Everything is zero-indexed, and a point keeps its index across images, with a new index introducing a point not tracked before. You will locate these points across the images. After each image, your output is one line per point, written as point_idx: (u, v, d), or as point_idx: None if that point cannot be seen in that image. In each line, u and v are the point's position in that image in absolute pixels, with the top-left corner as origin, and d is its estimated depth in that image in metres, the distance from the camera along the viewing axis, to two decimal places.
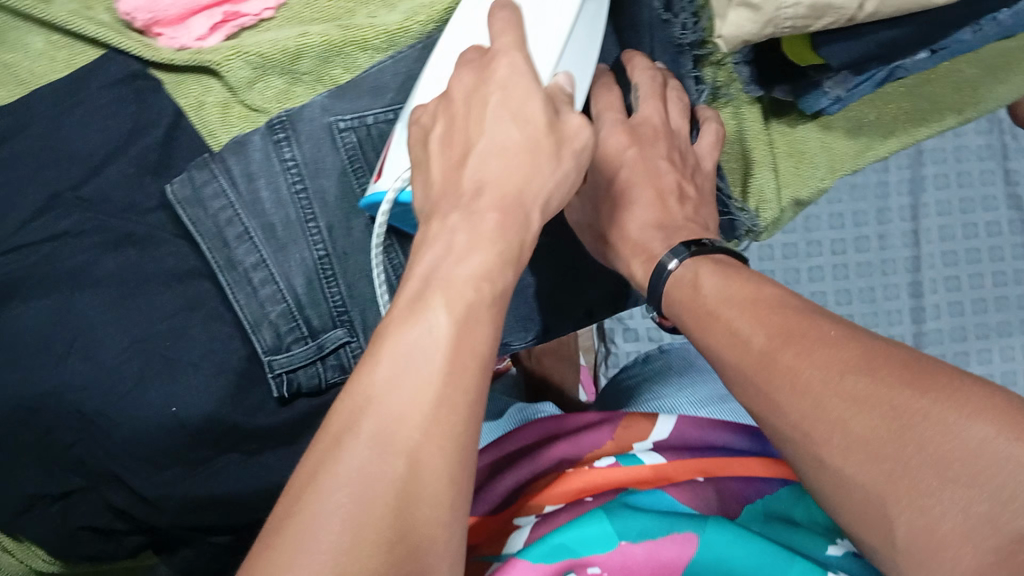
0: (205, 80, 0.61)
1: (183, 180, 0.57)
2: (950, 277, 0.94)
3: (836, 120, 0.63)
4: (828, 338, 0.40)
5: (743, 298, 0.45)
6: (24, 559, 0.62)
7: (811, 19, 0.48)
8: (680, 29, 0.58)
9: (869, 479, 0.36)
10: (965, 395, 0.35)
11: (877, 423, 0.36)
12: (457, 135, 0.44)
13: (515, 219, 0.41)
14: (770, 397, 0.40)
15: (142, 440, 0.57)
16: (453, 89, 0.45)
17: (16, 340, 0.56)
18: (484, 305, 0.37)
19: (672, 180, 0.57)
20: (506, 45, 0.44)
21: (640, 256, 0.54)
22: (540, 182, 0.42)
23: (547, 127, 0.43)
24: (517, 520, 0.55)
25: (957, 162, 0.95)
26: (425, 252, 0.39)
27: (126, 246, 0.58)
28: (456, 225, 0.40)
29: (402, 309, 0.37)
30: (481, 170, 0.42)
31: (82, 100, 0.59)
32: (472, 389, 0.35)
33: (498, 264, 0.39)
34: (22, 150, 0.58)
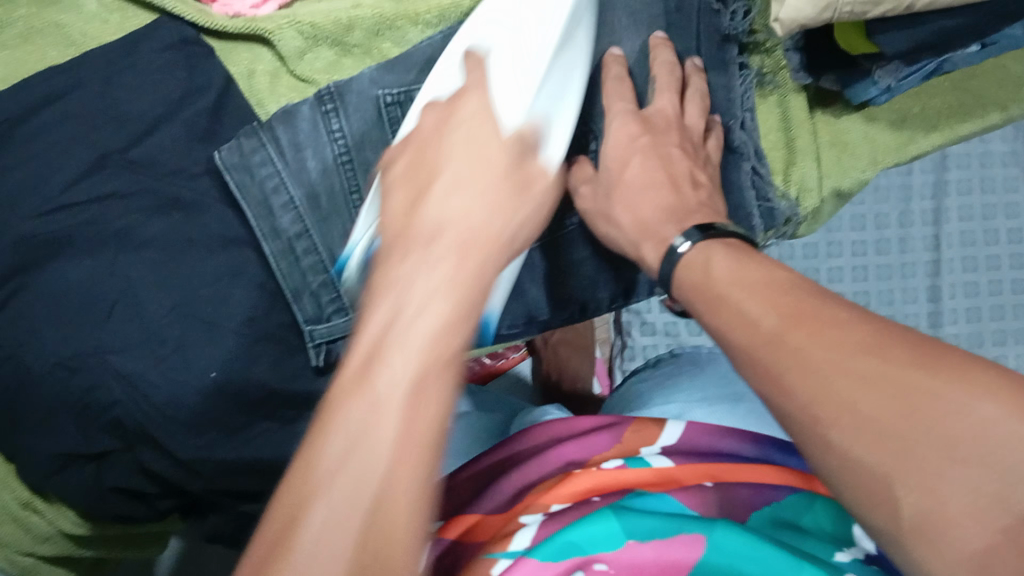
0: (256, 49, 0.62)
1: (232, 146, 0.57)
2: (971, 283, 0.94)
3: (881, 111, 0.64)
4: (837, 319, 0.35)
5: (755, 281, 0.40)
6: (53, 520, 0.62)
7: (871, 5, 0.49)
8: (729, 18, 0.59)
9: (879, 462, 0.31)
10: (978, 373, 0.30)
11: (889, 404, 0.31)
12: (421, 167, 0.42)
13: (471, 264, 0.38)
14: (779, 380, 0.35)
15: (180, 403, 0.57)
16: (421, 126, 0.46)
17: (62, 298, 0.56)
18: (481, 245, 0.38)
19: (683, 167, 0.53)
20: (476, 80, 0.47)
21: (650, 240, 0.50)
22: (495, 227, 0.40)
23: (512, 164, 0.43)
24: (522, 519, 0.53)
25: (982, 168, 0.94)
26: (428, 185, 0.41)
27: (172, 210, 0.59)
28: (456, 155, 0.42)
29: (397, 256, 0.37)
30: (438, 212, 0.39)
31: (135, 62, 0.59)
32: (427, 456, 0.31)
33: (451, 322, 0.35)
34: (73, 110, 0.58)
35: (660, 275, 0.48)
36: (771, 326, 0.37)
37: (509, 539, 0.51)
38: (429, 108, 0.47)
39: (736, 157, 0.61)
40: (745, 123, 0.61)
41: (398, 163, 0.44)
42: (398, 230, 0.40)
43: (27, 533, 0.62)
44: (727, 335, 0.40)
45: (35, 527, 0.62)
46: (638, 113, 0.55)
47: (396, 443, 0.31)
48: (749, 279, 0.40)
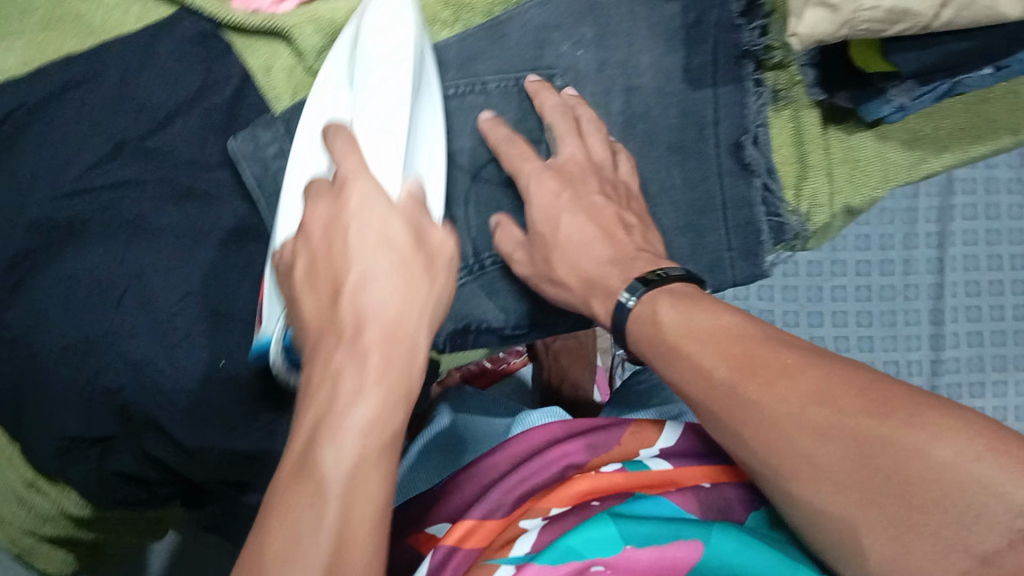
0: (274, 44, 0.62)
1: (245, 135, 0.58)
2: (972, 307, 0.95)
3: (893, 131, 0.64)
4: (786, 368, 0.41)
5: (704, 330, 0.45)
6: (57, 500, 0.63)
7: (888, 24, 0.49)
8: (749, 37, 0.60)
9: (837, 508, 0.38)
10: (923, 419, 0.37)
11: (842, 455, 0.38)
12: (322, 273, 0.43)
13: (398, 353, 0.41)
14: (741, 436, 0.41)
15: (189, 391, 0.58)
16: (311, 222, 0.45)
17: (75, 283, 0.57)
18: (376, 456, 0.38)
19: (611, 213, 0.56)
20: (353, 167, 0.45)
21: (599, 293, 0.53)
22: (417, 313, 0.42)
23: (411, 245, 0.43)
24: (522, 524, 0.54)
25: (987, 194, 0.96)
26: (309, 394, 0.40)
27: (187, 200, 0.59)
28: (341, 367, 0.40)
29: (288, 479, 0.38)
30: (358, 302, 0.41)
31: (154, 53, 0.60)
32: (376, 509, 0.38)
33: (387, 409, 0.40)
34: (91, 98, 0.59)
35: (614, 326, 0.51)
36: (723, 377, 0.42)
37: (509, 547, 0.52)
38: (316, 197, 0.45)
39: (747, 174, 0.62)
40: (758, 138, 0.62)
41: (300, 261, 0.45)
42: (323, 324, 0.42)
43: (31, 512, 0.64)
44: (684, 387, 0.44)
45: (38, 506, 0.63)
46: (552, 167, 0.57)
47: (332, 544, 0.36)
48: (702, 329, 0.45)
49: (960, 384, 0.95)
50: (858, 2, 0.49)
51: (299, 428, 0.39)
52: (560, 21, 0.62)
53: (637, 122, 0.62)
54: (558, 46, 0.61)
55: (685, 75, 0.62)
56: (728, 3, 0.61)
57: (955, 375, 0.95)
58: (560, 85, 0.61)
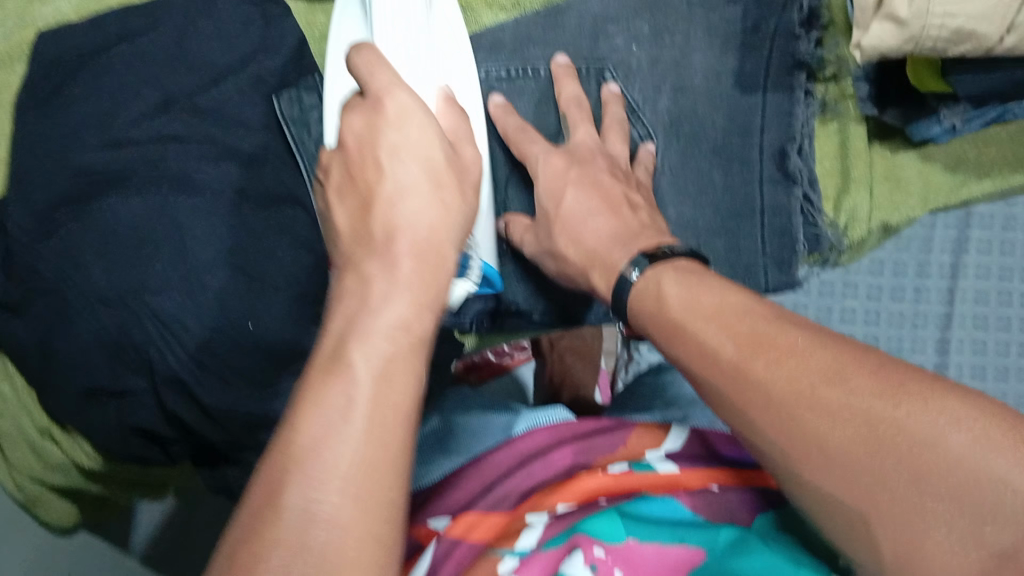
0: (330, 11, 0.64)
1: (292, 98, 0.60)
2: (977, 340, 0.95)
3: (936, 152, 0.65)
4: (793, 348, 0.39)
5: (711, 309, 0.42)
6: (69, 452, 0.63)
7: (953, 44, 0.49)
8: (806, 46, 0.60)
9: (850, 497, 0.36)
10: (939, 403, 0.35)
11: (854, 433, 0.36)
12: (355, 181, 0.44)
13: (429, 263, 0.41)
14: (749, 422, 0.39)
15: (216, 350, 0.57)
16: (345, 135, 0.44)
17: (107, 232, 0.56)
18: (406, 354, 0.39)
19: (618, 192, 0.54)
20: (384, 84, 0.44)
21: (599, 266, 0.51)
22: (449, 226, 0.43)
23: (445, 162, 0.44)
24: (528, 517, 0.53)
25: (1003, 231, 0.94)
26: (340, 301, 0.40)
27: (230, 161, 0.58)
28: (372, 275, 0.40)
29: (319, 370, 0.37)
30: (390, 215, 0.42)
31: (210, 13, 0.60)
32: (407, 395, 0.38)
33: (421, 309, 0.40)
34: (147, 47, 0.59)
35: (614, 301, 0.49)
36: (727, 359, 0.40)
37: (515, 539, 0.50)
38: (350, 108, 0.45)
39: (788, 183, 0.62)
40: (802, 149, 0.62)
41: (333, 171, 0.46)
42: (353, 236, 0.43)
43: (41, 461, 0.64)
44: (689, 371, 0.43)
45: (49, 456, 0.64)
46: (562, 149, 0.56)
47: (367, 414, 0.36)
48: (705, 312, 0.43)
49: None
50: (927, 18, 0.48)
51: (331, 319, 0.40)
52: (620, 14, 0.61)
53: (683, 122, 0.62)
54: (612, 41, 0.61)
55: (736, 80, 0.61)
56: (788, 12, 0.60)
57: None
58: (610, 79, 0.60)
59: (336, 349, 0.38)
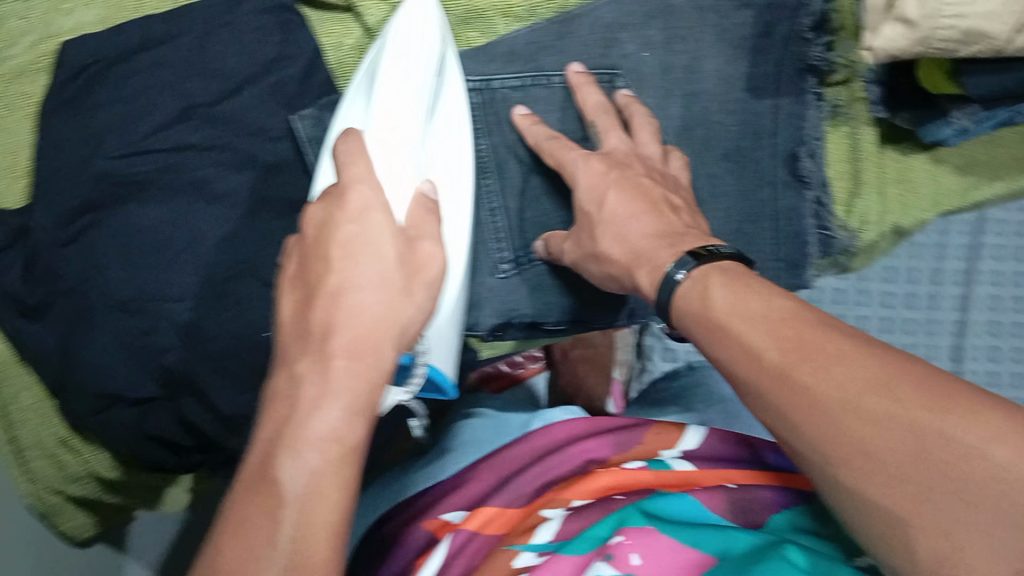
0: (348, 23, 0.63)
1: (313, 117, 0.59)
2: (991, 347, 0.96)
3: (949, 155, 0.65)
4: (838, 354, 0.38)
5: (757, 312, 0.41)
6: (85, 461, 0.65)
7: (962, 45, 0.50)
8: (817, 51, 0.61)
9: (890, 502, 0.35)
10: (985, 414, 0.34)
11: (897, 445, 0.35)
12: (306, 274, 0.44)
13: (365, 364, 0.41)
14: (788, 419, 0.39)
15: (235, 356, 0.58)
16: (306, 225, 0.45)
17: (130, 241, 0.57)
18: (332, 469, 0.40)
19: (658, 193, 0.53)
20: (353, 176, 0.45)
21: (645, 265, 0.49)
22: (393, 326, 0.43)
23: (398, 262, 0.44)
24: (543, 512, 0.55)
25: (1018, 238, 0.94)
26: (274, 408, 0.42)
27: (249, 168, 0.59)
28: (305, 375, 0.41)
29: (256, 480, 0.40)
30: (333, 308, 0.42)
31: (229, 21, 0.60)
32: (335, 507, 0.39)
33: (348, 419, 0.40)
34: (164, 58, 0.59)
35: (657, 303, 0.47)
36: (772, 361, 0.39)
37: (528, 534, 0.53)
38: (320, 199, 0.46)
39: (800, 186, 0.63)
40: (815, 152, 0.63)
41: (291, 260, 0.46)
42: (295, 320, 0.44)
43: (60, 471, 0.65)
44: (732, 370, 0.42)
45: (68, 465, 0.65)
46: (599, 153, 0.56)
47: (291, 539, 0.38)
48: (751, 312, 0.41)
49: None
50: (934, 20, 0.49)
51: (271, 421, 0.41)
52: (631, 20, 0.62)
53: (696, 127, 0.63)
54: (625, 47, 0.62)
55: (746, 84, 0.62)
56: (800, 16, 0.61)
57: None
58: (621, 86, 0.61)
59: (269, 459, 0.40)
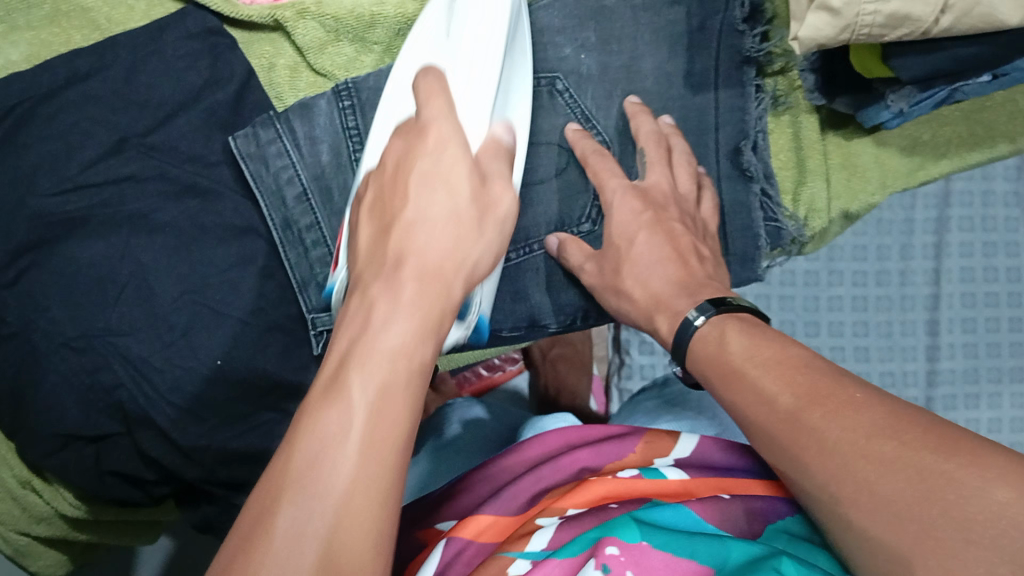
0: (279, 43, 0.63)
1: (248, 134, 0.58)
2: (968, 318, 0.91)
3: (891, 137, 0.65)
4: (852, 400, 0.40)
5: (770, 359, 0.45)
6: (50, 500, 0.63)
7: (888, 29, 0.50)
8: (752, 42, 0.60)
9: (895, 540, 0.36)
10: (988, 459, 0.35)
11: (904, 485, 0.36)
12: (384, 206, 0.46)
13: (433, 291, 0.43)
14: (795, 457, 0.41)
15: (185, 389, 0.58)
16: (386, 157, 0.48)
17: (73, 280, 0.57)
18: (400, 381, 0.39)
19: (689, 241, 0.56)
20: (434, 113, 0.47)
21: (663, 312, 0.53)
22: (458, 263, 0.45)
23: (470, 199, 0.46)
24: (537, 521, 0.54)
25: (984, 207, 0.92)
26: (345, 328, 0.42)
27: (188, 197, 0.59)
28: (375, 298, 0.42)
29: (318, 395, 0.39)
30: (405, 240, 0.44)
31: (160, 49, 0.60)
32: (408, 417, 0.39)
33: (418, 338, 0.41)
34: (95, 91, 0.59)
35: (675, 345, 0.51)
36: (785, 404, 0.42)
37: (526, 539, 0.51)
38: (398, 132, 0.49)
39: (745, 180, 0.63)
40: (757, 144, 0.63)
41: (369, 191, 0.48)
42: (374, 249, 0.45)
43: (25, 512, 0.64)
44: (744, 413, 0.44)
45: (31, 505, 0.63)
46: (638, 189, 0.58)
47: (361, 439, 0.37)
48: (766, 357, 0.45)
49: (956, 397, 0.91)
50: (859, 6, 0.49)
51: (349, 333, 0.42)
52: (565, 24, 0.62)
53: None
54: (559, 51, 0.62)
55: (686, 81, 0.62)
56: (732, 9, 0.61)
57: (952, 389, 0.91)
58: (562, 88, 0.62)
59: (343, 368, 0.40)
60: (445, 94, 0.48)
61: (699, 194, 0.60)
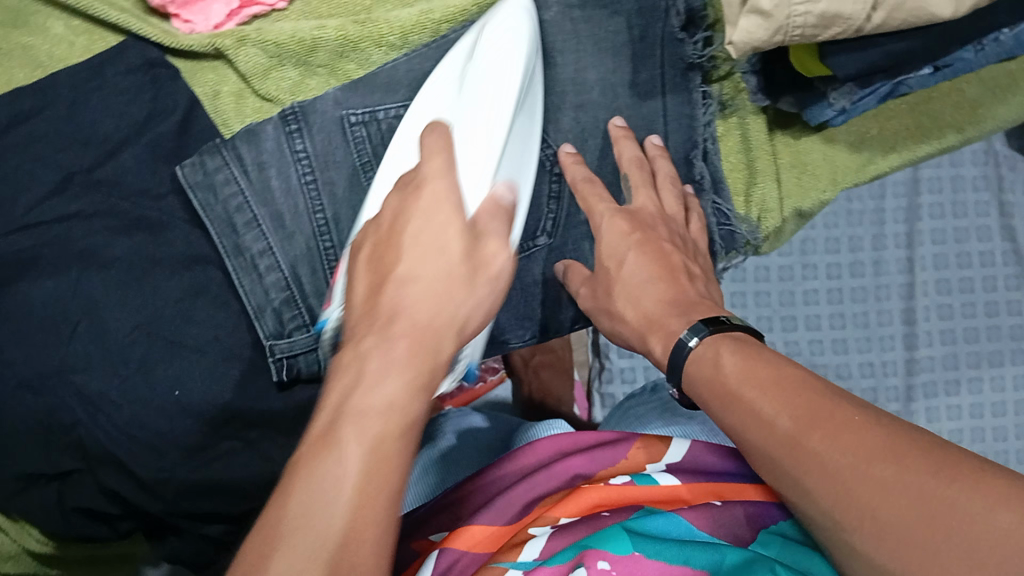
0: (221, 70, 0.62)
1: (195, 162, 0.58)
2: (943, 305, 0.90)
3: (839, 133, 0.65)
4: (850, 423, 0.39)
5: (768, 378, 0.44)
6: (17, 537, 0.63)
7: (821, 29, 0.50)
8: (693, 49, 0.61)
9: (900, 567, 0.36)
10: (987, 486, 0.35)
11: (905, 510, 0.36)
12: (381, 258, 0.45)
13: (425, 346, 0.42)
14: (798, 481, 0.40)
15: (143, 423, 0.58)
16: (382, 214, 0.46)
17: (28, 318, 0.57)
18: (393, 438, 0.39)
19: (678, 259, 0.57)
20: (434, 170, 0.46)
21: (657, 332, 0.53)
22: (448, 315, 0.43)
23: (463, 255, 0.44)
24: (531, 529, 0.54)
25: (953, 193, 0.90)
26: (335, 383, 0.41)
27: (139, 231, 0.59)
28: (367, 353, 0.41)
29: (313, 449, 0.39)
30: (397, 296, 0.43)
31: (101, 85, 0.60)
32: (395, 480, 0.38)
33: (408, 396, 0.40)
34: (39, 131, 0.59)
35: (669, 364, 0.51)
36: (784, 429, 0.41)
37: (518, 550, 0.51)
38: (399, 186, 0.47)
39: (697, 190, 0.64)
40: (707, 152, 0.64)
41: (366, 245, 0.47)
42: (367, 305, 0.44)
43: None
44: (742, 435, 0.44)
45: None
46: (626, 211, 0.59)
47: (356, 486, 0.37)
48: (762, 377, 0.44)
49: (937, 383, 0.89)
50: (790, 8, 0.49)
51: (343, 385, 0.41)
52: None
53: (587, 138, 0.62)
54: None
55: (632, 90, 0.62)
56: (670, 18, 0.61)
57: (932, 376, 0.89)
58: None
59: (333, 426, 0.39)
60: (448, 152, 0.47)
61: (685, 215, 0.61)
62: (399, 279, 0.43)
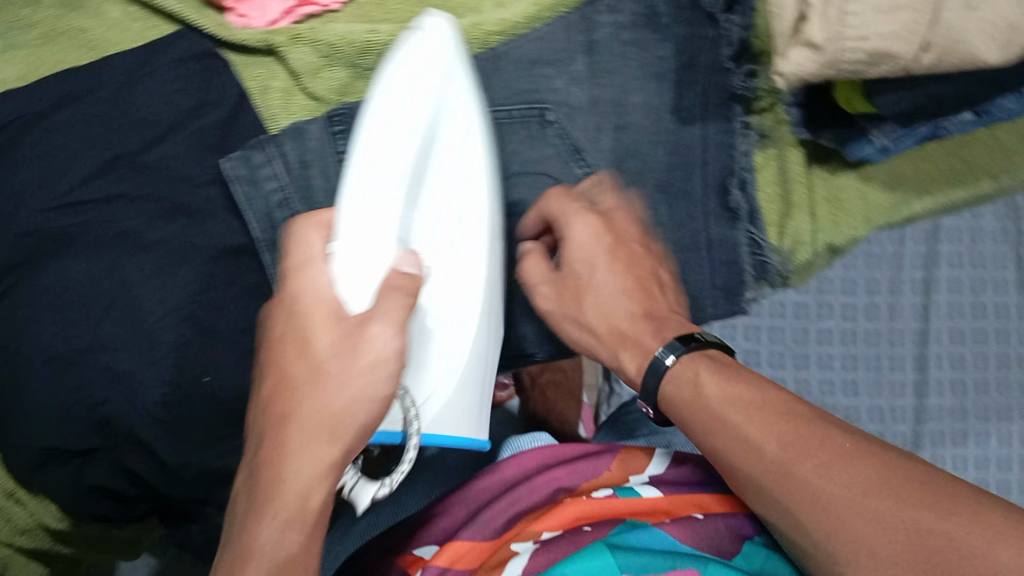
0: (271, 65, 0.63)
1: (238, 158, 0.58)
2: (955, 354, 0.90)
3: (875, 172, 0.66)
4: (846, 454, 0.42)
5: (752, 405, 0.45)
6: (35, 512, 0.62)
7: (868, 65, 0.51)
8: (740, 79, 0.63)
9: None
10: (985, 519, 0.36)
11: (901, 542, 0.37)
12: (272, 364, 0.44)
13: (319, 440, 0.41)
14: (791, 510, 0.42)
15: (169, 404, 0.58)
16: (269, 321, 0.46)
17: (65, 291, 0.57)
18: (291, 557, 0.40)
19: (649, 268, 0.55)
20: (300, 261, 0.45)
21: (627, 345, 0.52)
22: (337, 399, 0.41)
23: (336, 342, 0.43)
24: (513, 546, 0.52)
25: (973, 244, 0.90)
26: (235, 524, 0.42)
27: (179, 216, 0.60)
28: (255, 467, 0.42)
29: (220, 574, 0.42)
30: (283, 401, 0.43)
31: (153, 71, 0.61)
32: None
33: (285, 530, 0.40)
34: (87, 111, 0.60)
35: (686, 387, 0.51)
36: (771, 452, 0.43)
37: (502, 566, 0.50)
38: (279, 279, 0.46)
39: (732, 219, 0.63)
40: (745, 182, 0.63)
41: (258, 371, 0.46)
42: (269, 394, 0.44)
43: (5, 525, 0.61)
44: (732, 463, 0.45)
45: (15, 518, 0.61)
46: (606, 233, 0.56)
47: None
48: (746, 402, 0.46)
49: (944, 433, 0.89)
50: (840, 44, 0.51)
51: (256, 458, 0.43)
52: (558, 55, 0.62)
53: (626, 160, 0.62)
54: (551, 82, 0.61)
55: (676, 115, 0.63)
56: (720, 47, 0.62)
57: (940, 426, 0.89)
58: (552, 120, 0.61)
59: (254, 494, 0.42)
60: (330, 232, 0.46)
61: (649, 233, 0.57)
62: (294, 382, 0.43)
